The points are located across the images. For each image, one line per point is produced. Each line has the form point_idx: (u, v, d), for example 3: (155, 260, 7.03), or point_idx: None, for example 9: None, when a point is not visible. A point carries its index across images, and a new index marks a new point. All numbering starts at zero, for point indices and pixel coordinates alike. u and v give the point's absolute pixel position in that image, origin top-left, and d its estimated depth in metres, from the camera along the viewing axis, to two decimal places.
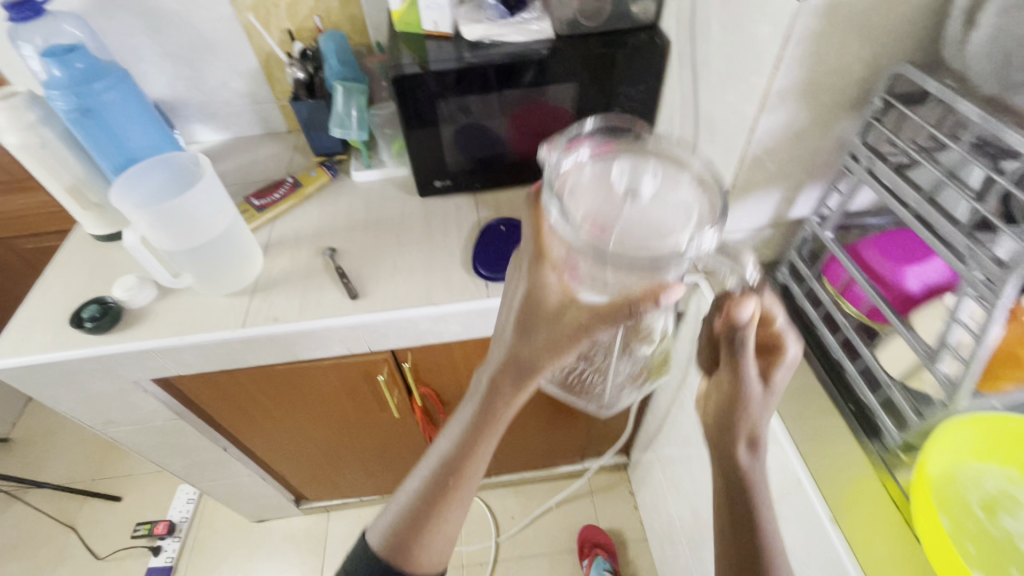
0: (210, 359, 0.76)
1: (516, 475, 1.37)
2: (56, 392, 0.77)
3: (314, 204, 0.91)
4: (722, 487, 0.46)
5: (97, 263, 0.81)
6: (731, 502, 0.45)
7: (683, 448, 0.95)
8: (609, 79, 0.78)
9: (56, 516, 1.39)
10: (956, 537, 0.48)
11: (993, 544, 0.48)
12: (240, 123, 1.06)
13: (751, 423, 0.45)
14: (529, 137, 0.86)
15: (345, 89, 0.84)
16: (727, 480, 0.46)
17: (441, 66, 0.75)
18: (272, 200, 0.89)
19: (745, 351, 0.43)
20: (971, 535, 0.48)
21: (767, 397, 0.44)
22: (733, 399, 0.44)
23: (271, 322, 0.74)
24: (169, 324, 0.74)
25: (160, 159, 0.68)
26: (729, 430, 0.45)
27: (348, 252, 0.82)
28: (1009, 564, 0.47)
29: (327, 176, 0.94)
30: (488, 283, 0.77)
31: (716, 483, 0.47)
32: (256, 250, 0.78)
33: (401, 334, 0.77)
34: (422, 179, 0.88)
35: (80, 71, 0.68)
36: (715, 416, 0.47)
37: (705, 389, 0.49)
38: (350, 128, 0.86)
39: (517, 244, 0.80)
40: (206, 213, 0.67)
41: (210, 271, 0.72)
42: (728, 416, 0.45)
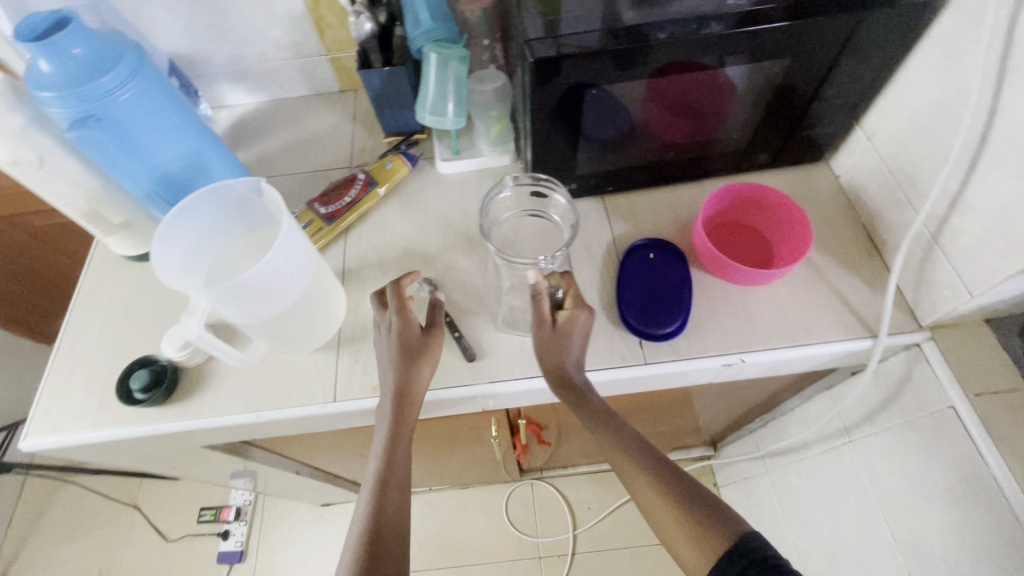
0: (294, 429, 0.61)
1: (593, 464, 1.30)
2: (109, 461, 0.64)
3: (395, 208, 0.71)
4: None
5: (134, 299, 0.64)
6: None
7: (822, 490, 0.83)
8: (838, 54, 0.55)
9: (115, 496, 1.36)
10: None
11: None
12: (281, 82, 0.81)
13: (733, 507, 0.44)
14: (685, 122, 0.64)
15: (437, 58, 0.61)
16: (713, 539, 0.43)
17: (576, 35, 0.52)
18: (340, 205, 0.68)
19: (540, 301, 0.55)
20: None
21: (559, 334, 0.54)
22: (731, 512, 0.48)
23: (369, 390, 0.58)
24: (242, 394, 0.58)
25: (206, 192, 0.48)
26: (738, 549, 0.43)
27: (452, 286, 0.64)
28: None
29: (406, 167, 0.72)
30: (642, 342, 0.59)
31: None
32: (337, 293, 0.59)
33: (528, 400, 0.61)
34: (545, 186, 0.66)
35: (80, 64, 0.46)
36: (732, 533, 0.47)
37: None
38: (445, 115, 0.63)
39: (676, 282, 0.61)
40: (287, 272, 0.48)
41: (288, 333, 0.55)
42: (642, 456, 0.49)
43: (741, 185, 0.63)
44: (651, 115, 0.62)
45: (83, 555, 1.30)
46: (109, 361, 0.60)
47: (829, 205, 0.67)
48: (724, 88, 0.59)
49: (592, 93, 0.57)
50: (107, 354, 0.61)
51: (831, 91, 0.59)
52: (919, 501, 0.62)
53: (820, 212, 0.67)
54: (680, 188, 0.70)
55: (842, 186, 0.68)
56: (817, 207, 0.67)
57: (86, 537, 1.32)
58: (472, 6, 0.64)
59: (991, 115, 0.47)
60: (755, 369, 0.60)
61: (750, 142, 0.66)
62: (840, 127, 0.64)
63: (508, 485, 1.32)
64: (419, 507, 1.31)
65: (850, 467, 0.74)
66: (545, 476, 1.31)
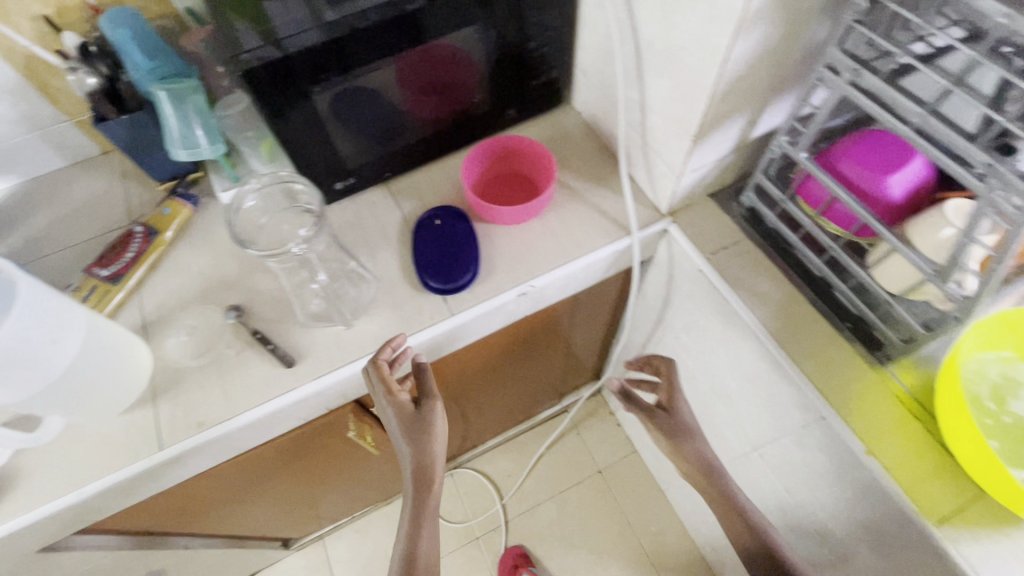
0: (134, 494, 0.59)
1: (500, 435, 1.36)
2: None
3: (186, 252, 0.70)
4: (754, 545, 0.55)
5: None
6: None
7: None
8: (520, 8, 0.63)
9: None
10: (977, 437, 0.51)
11: (1009, 432, 0.51)
12: (26, 160, 0.76)
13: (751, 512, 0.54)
14: (437, 98, 0.69)
15: (168, 94, 0.62)
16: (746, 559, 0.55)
17: (293, 39, 0.54)
18: (122, 263, 0.66)
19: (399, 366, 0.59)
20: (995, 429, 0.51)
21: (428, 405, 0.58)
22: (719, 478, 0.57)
23: (197, 428, 0.58)
24: (58, 479, 0.55)
25: None
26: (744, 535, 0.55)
27: (260, 305, 0.65)
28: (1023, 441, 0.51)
29: (187, 208, 0.72)
30: (445, 298, 0.65)
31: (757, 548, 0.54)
32: (135, 345, 0.58)
33: (363, 385, 0.65)
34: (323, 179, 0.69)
35: None
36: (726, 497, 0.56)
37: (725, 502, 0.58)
38: (199, 145, 0.64)
39: (463, 238, 0.68)
40: (45, 335, 0.50)
41: (83, 398, 0.54)
42: (697, 459, 0.61)
43: (494, 140, 0.71)
44: (405, 97, 0.67)
45: None
46: None
47: (579, 138, 0.78)
48: (456, 59, 0.66)
49: (336, 87, 0.60)
50: None
51: (536, 42, 0.68)
52: (710, 354, 0.74)
53: (573, 145, 0.77)
54: (454, 157, 0.77)
55: (585, 120, 0.79)
56: (570, 142, 0.77)
57: None
58: (194, 37, 0.65)
59: (637, 33, 0.58)
60: (550, 291, 0.69)
61: (497, 102, 0.73)
62: (563, 71, 0.74)
63: None
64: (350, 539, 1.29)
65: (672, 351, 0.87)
66: (461, 462, 1.35)
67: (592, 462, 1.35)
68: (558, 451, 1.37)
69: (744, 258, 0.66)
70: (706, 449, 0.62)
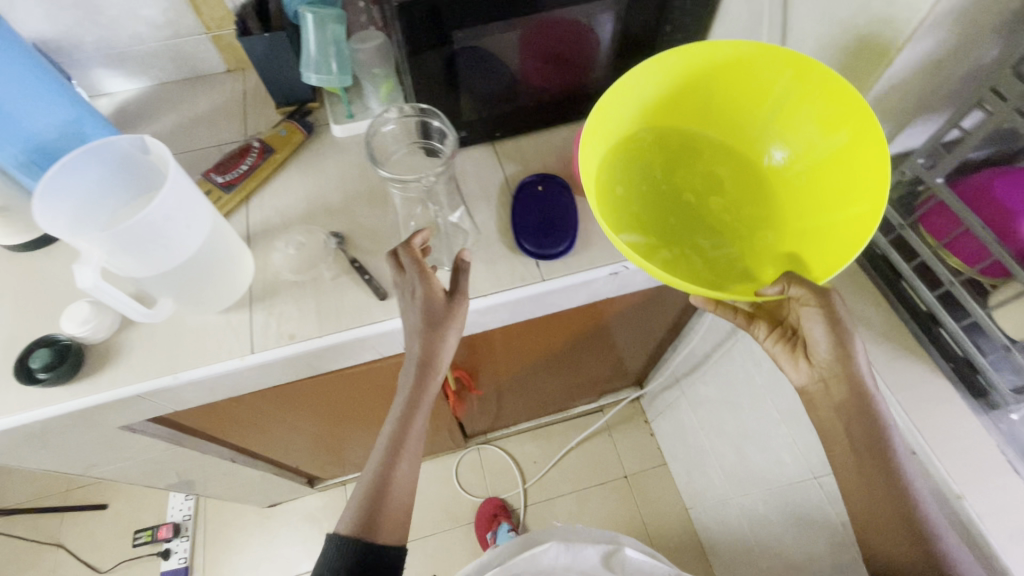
0: (218, 390, 0.62)
1: (532, 421, 1.36)
2: (16, 455, 0.62)
3: (294, 173, 0.72)
4: (847, 417, 0.54)
5: (23, 285, 0.62)
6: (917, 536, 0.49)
7: (725, 391, 0.94)
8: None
9: (33, 537, 1.26)
10: (682, 259, 0.60)
11: (643, 199, 0.62)
12: (160, 64, 0.80)
13: (864, 376, 0.54)
14: (561, 70, 0.70)
15: (314, 17, 0.63)
16: (853, 416, 0.53)
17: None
18: (238, 173, 0.69)
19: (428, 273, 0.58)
20: (630, 189, 0.62)
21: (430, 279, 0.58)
22: (827, 314, 0.52)
23: (287, 338, 0.60)
24: (156, 360, 0.59)
25: (87, 150, 0.49)
26: (844, 383, 0.54)
27: (359, 235, 0.67)
28: (675, 216, 0.62)
29: (302, 134, 0.74)
30: (539, 262, 0.65)
31: (841, 417, 0.54)
32: (243, 253, 0.61)
33: None
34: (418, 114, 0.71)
35: None
36: (823, 336, 0.53)
37: (804, 359, 0.57)
38: (332, 72, 0.66)
39: (557, 205, 0.68)
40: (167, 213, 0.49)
41: (197, 286, 0.56)
42: (844, 372, 0.54)
43: None
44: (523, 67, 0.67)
45: None
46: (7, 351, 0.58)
47: None
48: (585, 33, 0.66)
49: (485, 49, 0.62)
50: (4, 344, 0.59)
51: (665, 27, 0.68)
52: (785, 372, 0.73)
53: None
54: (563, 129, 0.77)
55: None
56: None
57: None
58: None
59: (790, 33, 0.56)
60: (640, 276, 0.68)
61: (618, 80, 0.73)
62: None
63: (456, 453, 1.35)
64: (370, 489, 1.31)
65: (739, 363, 0.86)
66: (489, 440, 1.35)
67: (618, 465, 1.34)
68: (588, 448, 1.36)
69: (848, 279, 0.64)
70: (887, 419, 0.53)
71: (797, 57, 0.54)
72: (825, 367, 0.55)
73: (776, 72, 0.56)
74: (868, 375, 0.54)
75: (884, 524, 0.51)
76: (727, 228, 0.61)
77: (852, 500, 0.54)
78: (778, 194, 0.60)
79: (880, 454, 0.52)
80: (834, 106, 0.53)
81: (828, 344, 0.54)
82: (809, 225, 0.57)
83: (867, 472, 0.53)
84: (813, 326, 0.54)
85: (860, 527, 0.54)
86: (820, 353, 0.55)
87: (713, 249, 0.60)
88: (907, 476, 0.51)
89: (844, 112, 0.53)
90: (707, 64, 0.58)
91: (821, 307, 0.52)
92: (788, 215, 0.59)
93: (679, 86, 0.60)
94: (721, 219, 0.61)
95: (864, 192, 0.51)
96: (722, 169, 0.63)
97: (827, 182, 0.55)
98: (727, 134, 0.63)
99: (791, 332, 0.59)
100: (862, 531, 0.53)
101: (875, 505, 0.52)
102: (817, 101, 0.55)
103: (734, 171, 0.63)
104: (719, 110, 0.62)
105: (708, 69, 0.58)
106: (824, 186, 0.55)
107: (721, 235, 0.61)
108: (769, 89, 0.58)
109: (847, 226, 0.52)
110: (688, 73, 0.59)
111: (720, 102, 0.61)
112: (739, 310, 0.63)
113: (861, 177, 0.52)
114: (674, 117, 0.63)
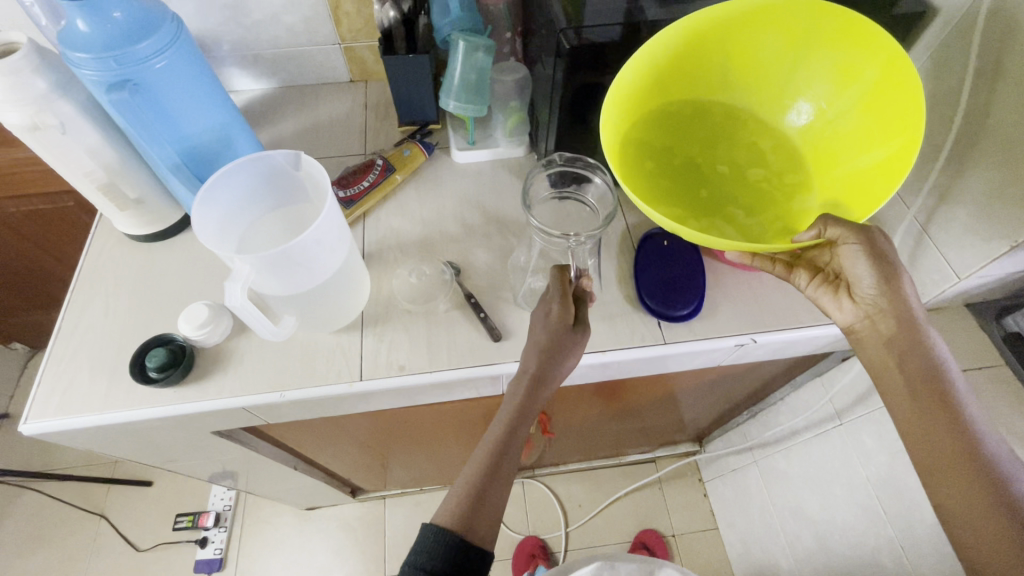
0: (316, 410, 0.60)
1: (583, 462, 1.31)
2: (109, 448, 0.61)
3: (412, 194, 0.71)
4: (912, 376, 0.49)
5: (142, 277, 0.62)
6: (1014, 514, 0.43)
7: (814, 473, 0.87)
8: None
9: (79, 504, 1.27)
10: (717, 227, 0.53)
11: (664, 170, 0.55)
12: (290, 69, 0.80)
13: (918, 315, 0.49)
14: None
15: (465, 46, 0.64)
16: (903, 351, 0.50)
17: (595, 30, 0.54)
18: (359, 189, 0.68)
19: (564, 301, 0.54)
20: (657, 163, 0.56)
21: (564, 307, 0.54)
22: (870, 249, 0.48)
23: (396, 369, 0.58)
24: (264, 373, 0.57)
25: (242, 164, 0.48)
26: (891, 318, 0.50)
27: (475, 268, 0.64)
28: (703, 189, 0.55)
29: (423, 155, 0.73)
30: (661, 323, 0.61)
31: (904, 373, 0.50)
32: (361, 276, 0.59)
33: None
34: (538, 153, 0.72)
35: (109, 26, 0.45)
36: (867, 270, 0.49)
37: (846, 291, 0.52)
38: (466, 105, 0.66)
39: (686, 264, 0.64)
40: (322, 245, 0.49)
41: (317, 308, 0.55)
42: (896, 310, 0.49)
43: None
44: None
45: (41, 569, 1.21)
46: (123, 344, 0.58)
47: None
48: None
49: None
50: (120, 336, 0.58)
51: None
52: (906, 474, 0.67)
53: None
54: None
55: None
56: None
57: (46, 549, 1.23)
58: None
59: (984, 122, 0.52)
60: (764, 350, 0.64)
61: None
62: None
63: None
64: (409, 507, 1.28)
65: (840, 448, 0.80)
66: (536, 474, 1.31)
67: (667, 523, 1.27)
68: (636, 498, 1.31)
69: (1003, 389, 0.58)
70: (944, 359, 0.49)
71: (822, 1, 0.50)
72: (868, 300, 0.51)
73: (801, 25, 0.52)
74: (917, 309, 0.50)
75: (964, 507, 0.46)
76: (760, 200, 0.55)
77: (931, 484, 0.48)
78: (806, 153, 0.56)
79: (956, 420, 0.47)
80: (856, 55, 0.51)
81: (872, 279, 0.50)
82: (844, 171, 0.52)
83: (940, 434, 0.47)
84: (852, 260, 0.50)
85: (941, 513, 0.48)
86: (861, 286, 0.51)
87: (750, 217, 0.54)
88: (994, 450, 0.46)
89: (850, 51, 0.51)
90: (733, 19, 0.52)
91: (861, 243, 0.48)
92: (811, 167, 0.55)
93: (696, 51, 0.54)
94: (758, 191, 0.55)
95: (896, 130, 0.48)
96: (745, 133, 0.58)
97: (847, 133, 0.52)
98: (752, 102, 0.57)
99: (833, 273, 0.54)
100: (944, 515, 0.47)
101: (965, 489, 0.46)
102: (840, 53, 0.52)
103: (762, 136, 0.57)
104: (737, 71, 0.56)
105: (724, 24, 0.53)
106: (846, 137, 0.52)
107: (751, 197, 0.55)
108: (792, 48, 0.53)
109: (879, 168, 0.49)
110: (710, 33, 0.53)
111: (739, 56, 0.55)
112: (778, 260, 0.57)
113: (892, 116, 0.49)
114: (687, 86, 0.57)
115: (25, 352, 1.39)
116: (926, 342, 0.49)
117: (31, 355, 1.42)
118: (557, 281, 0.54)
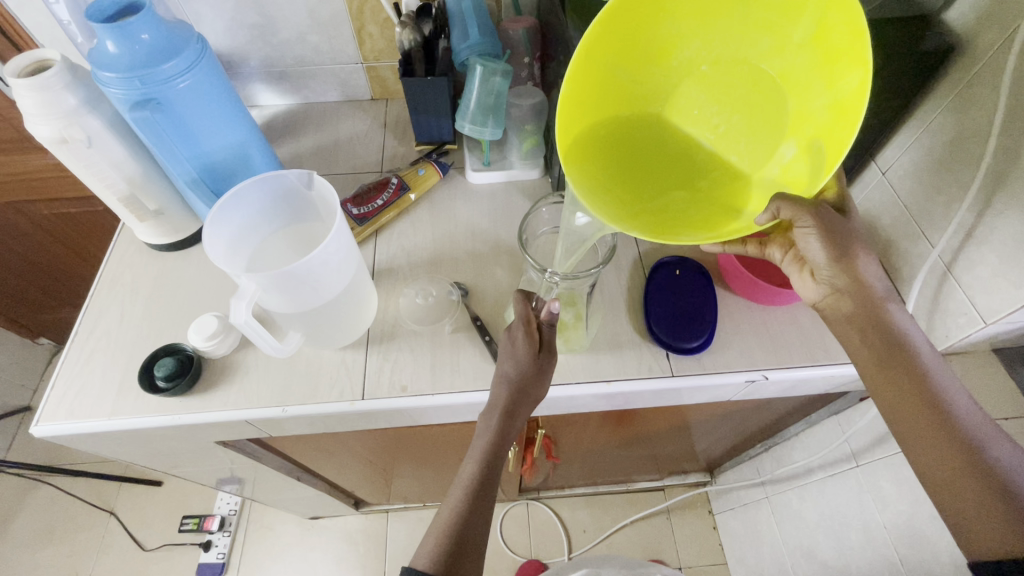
0: (319, 425, 0.60)
1: (590, 487, 1.28)
2: (117, 452, 0.62)
3: (423, 213, 0.71)
4: (876, 349, 0.48)
5: (157, 286, 0.64)
6: (995, 483, 0.40)
7: (830, 515, 0.84)
8: None
9: (91, 500, 1.30)
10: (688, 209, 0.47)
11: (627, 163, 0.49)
12: (314, 86, 0.82)
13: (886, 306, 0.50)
14: None
15: (482, 70, 0.64)
16: (864, 325, 0.49)
17: None
18: (373, 207, 0.69)
19: (528, 333, 0.53)
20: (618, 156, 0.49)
21: (530, 338, 0.53)
22: (821, 230, 0.47)
23: (399, 390, 0.57)
24: (268, 388, 0.57)
25: (257, 181, 0.50)
26: (850, 297, 0.49)
27: (482, 290, 0.64)
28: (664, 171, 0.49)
29: (438, 175, 0.73)
30: (669, 354, 0.60)
31: (868, 348, 0.48)
32: (368, 297, 0.60)
33: (555, 409, 0.62)
34: (553, 178, 0.71)
35: (136, 47, 0.46)
36: (821, 251, 0.49)
37: (810, 266, 0.53)
38: (484, 128, 0.67)
39: (696, 295, 0.63)
40: (331, 267, 0.50)
41: (323, 325, 0.55)
42: (850, 280, 0.49)
43: None
44: None
45: (50, 562, 1.23)
46: (136, 352, 0.59)
47: None
48: None
49: None
50: (133, 344, 0.60)
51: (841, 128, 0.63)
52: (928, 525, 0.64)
53: None
54: None
55: None
56: None
57: (56, 544, 1.25)
58: (516, 24, 0.71)
59: None
60: (776, 386, 0.62)
61: None
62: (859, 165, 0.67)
63: (505, 504, 1.29)
64: (412, 523, 1.28)
65: (857, 491, 0.77)
66: (541, 497, 1.29)
67: (674, 556, 1.23)
68: (642, 526, 1.27)
69: None
70: (909, 329, 0.48)
71: None
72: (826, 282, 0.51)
73: None
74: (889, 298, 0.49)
75: (944, 481, 0.43)
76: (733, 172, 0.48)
77: (913, 460, 0.45)
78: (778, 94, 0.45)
79: (925, 390, 0.45)
80: None
81: (826, 258, 0.49)
82: (819, 112, 0.43)
83: (911, 409, 0.45)
84: (807, 240, 0.49)
85: (930, 490, 0.44)
86: (820, 267, 0.50)
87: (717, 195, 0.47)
88: (969, 418, 0.43)
89: None
90: None
91: (815, 227, 0.47)
92: (772, 121, 0.46)
93: (616, 27, 0.44)
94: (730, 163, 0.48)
95: (855, 58, 0.38)
96: (693, 99, 0.48)
97: (801, 72, 0.43)
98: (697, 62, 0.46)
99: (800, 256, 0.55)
100: (933, 492, 0.44)
101: (936, 458, 0.43)
102: None
103: (710, 101, 0.48)
104: (669, 30, 0.45)
105: None
106: (796, 80, 0.44)
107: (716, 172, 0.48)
108: None
109: (833, 116, 0.41)
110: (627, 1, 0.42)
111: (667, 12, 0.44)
112: (749, 241, 0.59)
113: (842, 48, 0.39)
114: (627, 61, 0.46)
115: (49, 347, 1.44)
116: (884, 308, 0.48)
117: (55, 351, 1.46)
118: (521, 312, 0.53)
